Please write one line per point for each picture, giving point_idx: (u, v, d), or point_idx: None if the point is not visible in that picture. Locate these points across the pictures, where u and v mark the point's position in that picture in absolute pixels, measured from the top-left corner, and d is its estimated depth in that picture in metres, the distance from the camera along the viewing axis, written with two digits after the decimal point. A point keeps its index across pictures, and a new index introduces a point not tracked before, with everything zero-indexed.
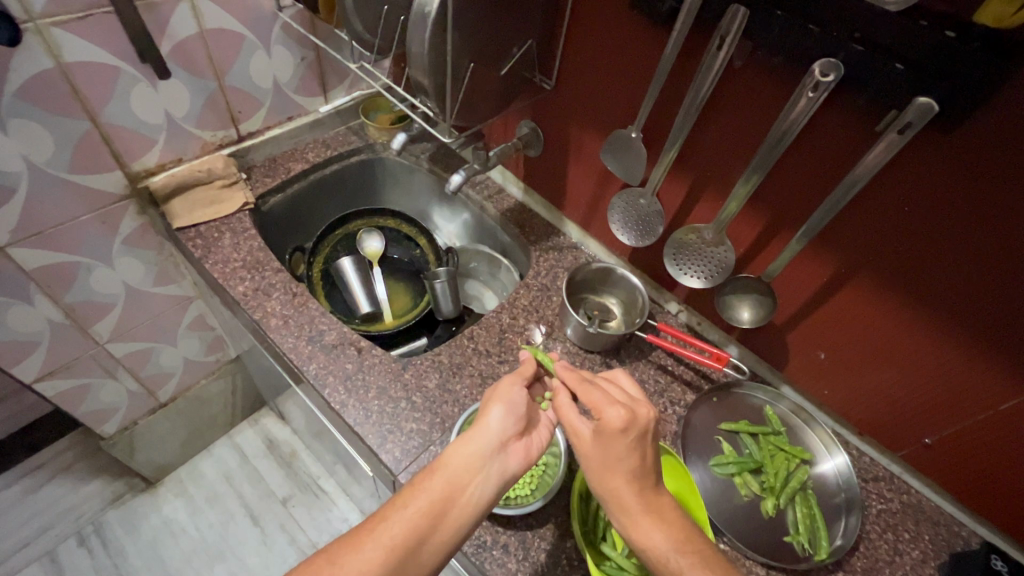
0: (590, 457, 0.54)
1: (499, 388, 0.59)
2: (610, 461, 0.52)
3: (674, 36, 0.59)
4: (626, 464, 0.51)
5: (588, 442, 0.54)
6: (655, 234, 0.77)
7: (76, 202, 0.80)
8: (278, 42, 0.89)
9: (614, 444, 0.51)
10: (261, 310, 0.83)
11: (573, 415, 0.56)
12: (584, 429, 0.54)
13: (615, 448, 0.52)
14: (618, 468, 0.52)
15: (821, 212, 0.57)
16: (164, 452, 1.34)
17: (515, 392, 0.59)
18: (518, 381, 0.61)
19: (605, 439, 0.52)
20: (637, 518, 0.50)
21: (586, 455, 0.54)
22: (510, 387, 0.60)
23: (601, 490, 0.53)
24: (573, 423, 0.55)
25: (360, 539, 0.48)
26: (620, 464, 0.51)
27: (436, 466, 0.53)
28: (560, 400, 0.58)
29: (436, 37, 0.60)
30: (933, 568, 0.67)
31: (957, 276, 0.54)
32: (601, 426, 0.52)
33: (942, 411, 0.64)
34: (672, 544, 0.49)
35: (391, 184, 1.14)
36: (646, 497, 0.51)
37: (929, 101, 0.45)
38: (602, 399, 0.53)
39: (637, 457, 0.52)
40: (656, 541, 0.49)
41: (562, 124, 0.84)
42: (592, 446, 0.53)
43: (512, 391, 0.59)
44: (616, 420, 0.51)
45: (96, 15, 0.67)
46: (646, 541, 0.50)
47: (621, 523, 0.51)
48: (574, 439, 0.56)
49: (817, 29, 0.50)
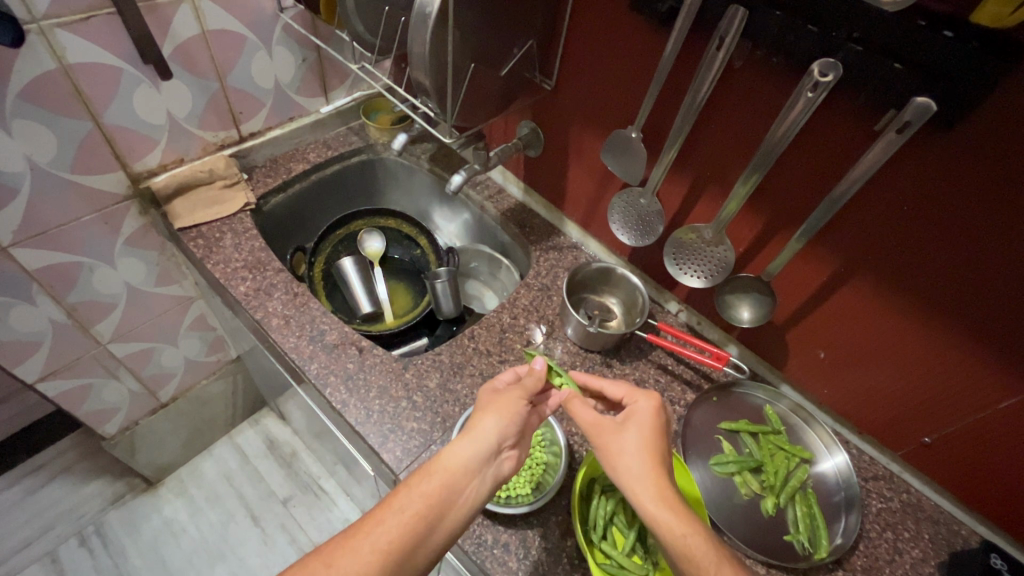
0: (607, 443, 0.56)
1: (501, 396, 0.59)
2: (627, 448, 0.54)
3: (674, 37, 0.59)
4: (649, 445, 0.54)
5: (610, 431, 0.56)
6: (655, 234, 0.78)
7: (78, 202, 0.80)
8: (279, 43, 0.89)
9: (638, 428, 0.56)
10: (262, 309, 0.83)
11: (587, 412, 0.59)
12: (605, 420, 0.58)
13: (635, 432, 0.55)
14: (635, 455, 0.53)
15: (821, 211, 0.57)
16: (165, 452, 1.34)
17: (519, 404, 0.58)
18: (525, 398, 0.60)
19: (632, 421, 0.56)
20: (657, 508, 0.49)
21: (605, 446, 0.55)
22: (512, 401, 0.58)
23: (622, 481, 0.52)
24: (593, 418, 0.58)
25: (355, 541, 0.47)
26: (639, 449, 0.54)
27: (432, 467, 0.53)
28: (573, 402, 0.60)
29: (437, 37, 0.60)
30: (933, 566, 0.67)
31: (956, 276, 0.54)
32: (630, 413, 0.58)
33: (941, 410, 0.64)
34: (699, 533, 0.48)
35: (391, 185, 1.15)
36: (667, 487, 0.51)
37: (927, 101, 0.46)
38: (633, 393, 0.60)
39: (660, 442, 0.55)
40: (685, 529, 0.48)
41: (562, 124, 0.84)
42: (615, 433, 0.56)
43: (517, 406, 0.58)
44: (650, 404, 0.58)
45: (99, 16, 0.67)
46: (671, 529, 0.48)
47: (645, 513, 0.50)
48: (591, 429, 0.58)
49: (816, 30, 0.50)
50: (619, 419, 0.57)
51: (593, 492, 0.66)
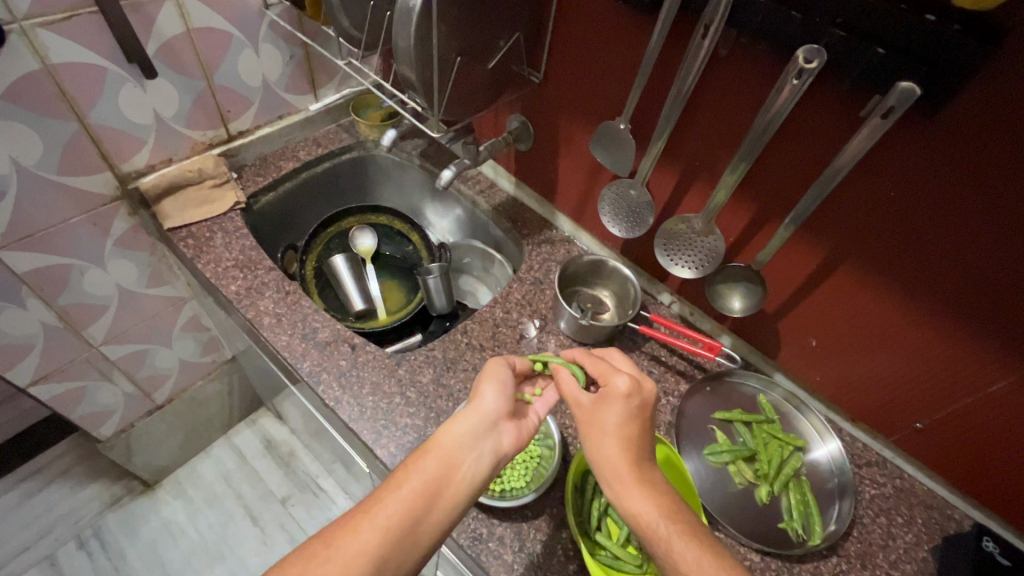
0: (586, 426, 0.55)
1: (489, 367, 0.59)
2: (605, 427, 0.53)
3: (660, 26, 0.59)
4: (623, 428, 0.53)
5: (588, 412, 0.56)
6: (645, 225, 0.78)
7: (66, 203, 0.80)
8: (265, 41, 0.88)
9: (612, 407, 0.54)
10: (253, 308, 0.83)
11: (574, 386, 0.57)
12: (585, 397, 0.56)
13: (611, 411, 0.54)
14: (608, 439, 0.52)
15: (809, 198, 0.57)
16: (162, 454, 1.34)
17: (506, 374, 0.59)
18: (509, 364, 0.62)
19: (606, 403, 0.54)
20: (622, 488, 0.50)
21: (584, 424, 0.55)
22: (500, 368, 0.60)
23: (596, 461, 0.53)
24: (575, 392, 0.57)
25: (355, 522, 0.48)
26: (612, 432, 0.53)
27: (429, 446, 0.53)
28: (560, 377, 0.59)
29: (422, 29, 0.60)
30: (927, 551, 0.67)
31: (947, 261, 0.54)
32: (605, 392, 0.55)
33: (933, 395, 0.65)
34: (661, 514, 0.48)
35: (383, 181, 1.14)
36: (639, 468, 0.51)
37: (911, 84, 0.45)
38: (609, 369, 0.57)
39: (636, 424, 0.53)
40: (643, 508, 0.49)
41: (551, 118, 0.84)
42: (590, 413, 0.55)
43: (502, 371, 0.59)
44: (626, 384, 0.54)
45: (81, 14, 0.67)
46: (630, 509, 0.49)
47: (609, 492, 0.51)
48: (573, 410, 0.57)
49: (800, 16, 0.50)
50: (595, 398, 0.56)
51: (588, 484, 0.67)
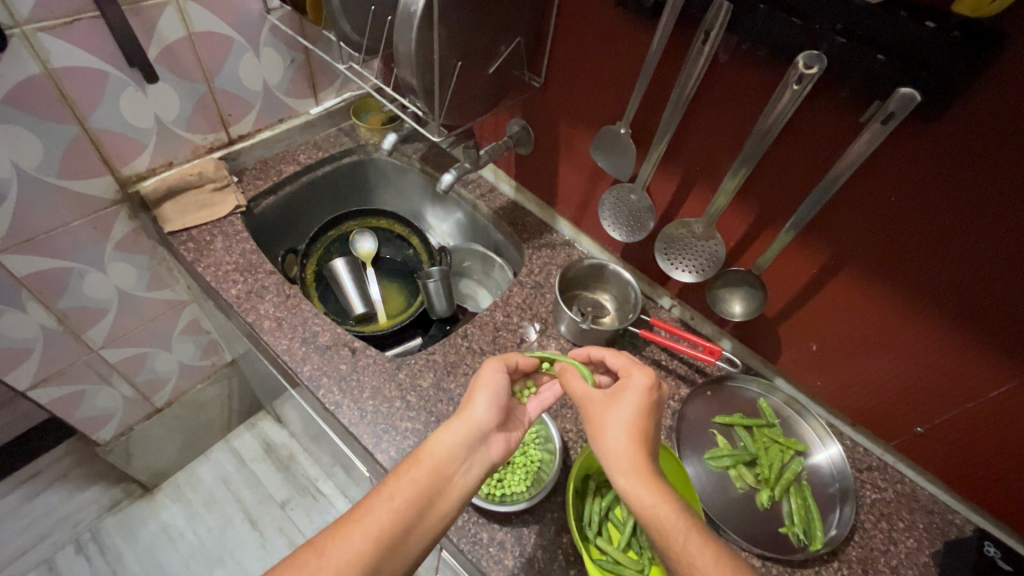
0: (591, 416, 0.56)
1: (483, 375, 0.59)
2: (619, 417, 0.53)
3: (661, 31, 0.59)
4: (638, 421, 0.53)
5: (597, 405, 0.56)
6: (645, 230, 0.78)
7: (66, 207, 0.80)
8: (266, 44, 0.89)
9: (626, 398, 0.54)
10: (254, 312, 0.83)
11: (582, 385, 0.58)
12: (597, 392, 0.57)
13: (620, 407, 0.54)
14: (621, 428, 0.52)
15: (808, 204, 0.57)
16: (161, 457, 1.33)
17: (499, 380, 0.59)
18: (506, 366, 0.61)
19: (622, 395, 0.55)
20: (631, 480, 0.49)
21: (594, 416, 0.55)
22: (494, 375, 0.59)
23: (603, 453, 0.52)
24: (584, 389, 0.57)
25: (346, 529, 0.48)
26: (624, 424, 0.53)
27: (421, 454, 0.53)
28: (567, 373, 0.60)
29: (423, 34, 0.60)
30: (928, 555, 0.67)
31: (946, 266, 0.54)
32: (619, 387, 0.56)
33: (934, 399, 0.64)
34: (672, 509, 0.48)
35: (384, 185, 1.14)
36: (648, 461, 0.51)
37: (911, 92, 0.46)
38: (632, 363, 0.59)
39: (649, 418, 0.54)
40: (656, 502, 0.48)
41: (552, 122, 0.84)
42: (604, 405, 0.55)
43: (495, 379, 0.59)
44: (645, 379, 0.55)
45: (82, 19, 0.67)
46: (641, 503, 0.48)
47: (619, 485, 0.50)
48: (582, 406, 0.57)
49: (800, 22, 0.50)
50: (608, 393, 0.56)
51: (588, 488, 0.67)
